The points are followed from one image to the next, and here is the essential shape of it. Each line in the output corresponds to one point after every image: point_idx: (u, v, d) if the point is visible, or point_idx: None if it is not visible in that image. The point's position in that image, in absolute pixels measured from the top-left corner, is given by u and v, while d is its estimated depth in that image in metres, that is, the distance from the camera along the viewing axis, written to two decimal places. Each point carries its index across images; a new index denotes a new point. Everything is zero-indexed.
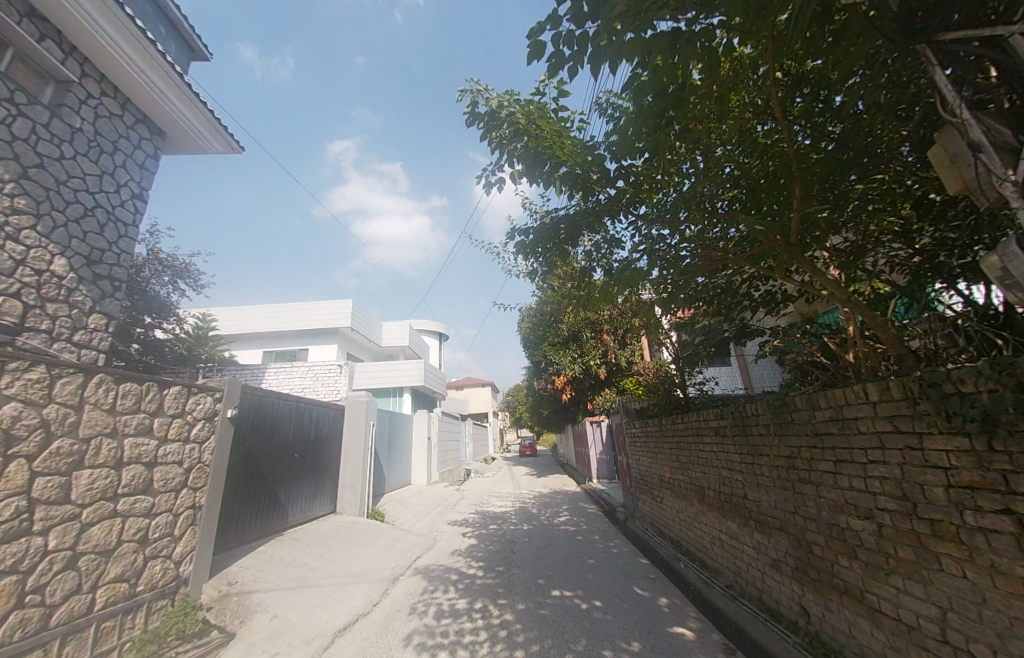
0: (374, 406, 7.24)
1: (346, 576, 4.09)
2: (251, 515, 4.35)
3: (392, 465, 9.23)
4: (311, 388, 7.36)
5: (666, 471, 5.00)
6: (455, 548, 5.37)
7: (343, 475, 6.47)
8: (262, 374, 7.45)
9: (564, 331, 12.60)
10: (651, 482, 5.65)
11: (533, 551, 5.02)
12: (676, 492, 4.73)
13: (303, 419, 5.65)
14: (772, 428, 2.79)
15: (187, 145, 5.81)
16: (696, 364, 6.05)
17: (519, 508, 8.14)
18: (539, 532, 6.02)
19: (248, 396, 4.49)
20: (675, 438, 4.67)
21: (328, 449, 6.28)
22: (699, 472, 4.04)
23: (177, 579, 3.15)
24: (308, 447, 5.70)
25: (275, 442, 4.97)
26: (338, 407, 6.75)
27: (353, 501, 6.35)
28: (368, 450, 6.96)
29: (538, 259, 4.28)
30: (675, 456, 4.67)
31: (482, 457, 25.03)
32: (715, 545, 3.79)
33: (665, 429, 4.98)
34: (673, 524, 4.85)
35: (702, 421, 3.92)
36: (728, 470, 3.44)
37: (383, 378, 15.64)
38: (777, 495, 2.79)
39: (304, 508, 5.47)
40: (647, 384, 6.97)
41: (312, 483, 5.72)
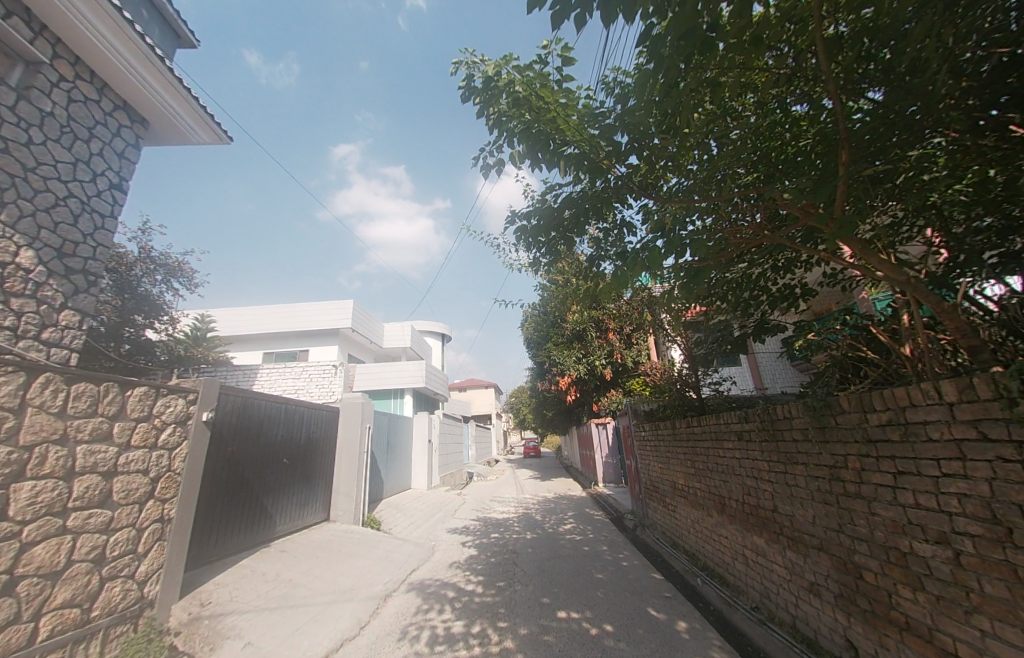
0: (371, 408, 6.92)
1: (333, 593, 3.76)
2: (232, 527, 4.03)
3: (391, 469, 8.89)
4: (304, 389, 7.02)
5: (680, 479, 4.64)
6: (454, 560, 5.02)
7: (337, 480, 6.16)
8: (254, 375, 7.15)
9: (568, 330, 12.26)
10: (663, 489, 5.28)
11: (538, 564, 4.66)
12: (691, 501, 4.37)
13: (294, 421, 5.35)
14: (809, 434, 2.44)
15: (172, 135, 5.52)
16: (710, 363, 5.69)
17: (522, 515, 7.78)
18: (543, 542, 5.65)
19: (230, 398, 4.19)
20: (690, 443, 4.31)
21: (322, 453, 5.97)
22: (718, 481, 3.69)
23: (140, 601, 2.84)
24: (298, 452, 5.39)
25: (261, 447, 4.65)
26: (333, 409, 6.45)
27: (348, 509, 6.03)
28: (365, 454, 6.66)
29: (540, 248, 3.94)
30: (690, 462, 4.31)
31: (485, 459, 24.66)
32: (738, 561, 3.41)
33: (678, 433, 4.63)
34: (689, 536, 4.49)
35: (721, 425, 3.57)
36: (754, 479, 3.08)
37: (384, 380, 15.36)
38: (817, 511, 2.42)
39: (294, 517, 5.15)
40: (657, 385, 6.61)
41: (303, 490, 5.41)
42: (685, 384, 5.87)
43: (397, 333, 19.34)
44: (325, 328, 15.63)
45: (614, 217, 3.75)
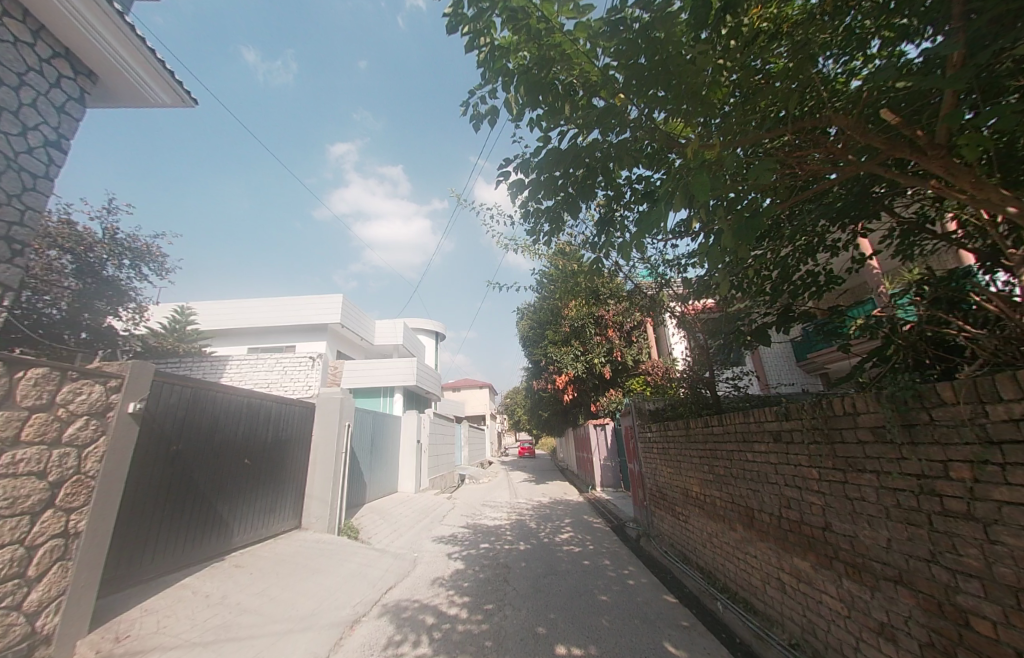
0: (350, 405, 6.30)
1: (290, 619, 3.15)
2: (173, 538, 3.43)
3: (374, 471, 8.23)
4: (277, 383, 6.31)
5: (694, 486, 4.11)
6: (437, 576, 4.42)
7: (310, 483, 5.56)
8: (222, 367, 6.46)
9: (565, 327, 11.73)
10: (672, 497, 4.74)
11: (533, 582, 4.07)
12: (707, 512, 3.83)
13: (260, 417, 4.77)
14: (885, 433, 1.90)
15: (128, 94, 4.90)
16: (729, 357, 5.02)
17: (515, 522, 7.19)
18: (538, 554, 5.07)
19: (174, 387, 3.61)
20: (706, 446, 3.78)
21: (294, 453, 5.38)
22: (743, 490, 3.16)
23: (29, 639, 2.21)
24: (265, 451, 4.80)
25: (216, 445, 4.06)
26: (308, 405, 5.83)
27: (322, 515, 5.44)
28: (344, 454, 6.06)
29: (541, 216, 3.38)
30: (707, 467, 3.78)
31: (478, 460, 24.02)
32: (771, 586, 2.88)
33: (691, 434, 4.10)
34: (704, 552, 3.94)
35: (750, 424, 3.04)
36: (796, 489, 2.54)
37: (375, 377, 14.81)
38: (896, 533, 1.88)
39: (256, 525, 4.55)
40: (662, 382, 6.08)
41: (269, 494, 4.81)
42: (698, 380, 5.21)
43: (389, 330, 18.70)
44: (313, 323, 14.96)
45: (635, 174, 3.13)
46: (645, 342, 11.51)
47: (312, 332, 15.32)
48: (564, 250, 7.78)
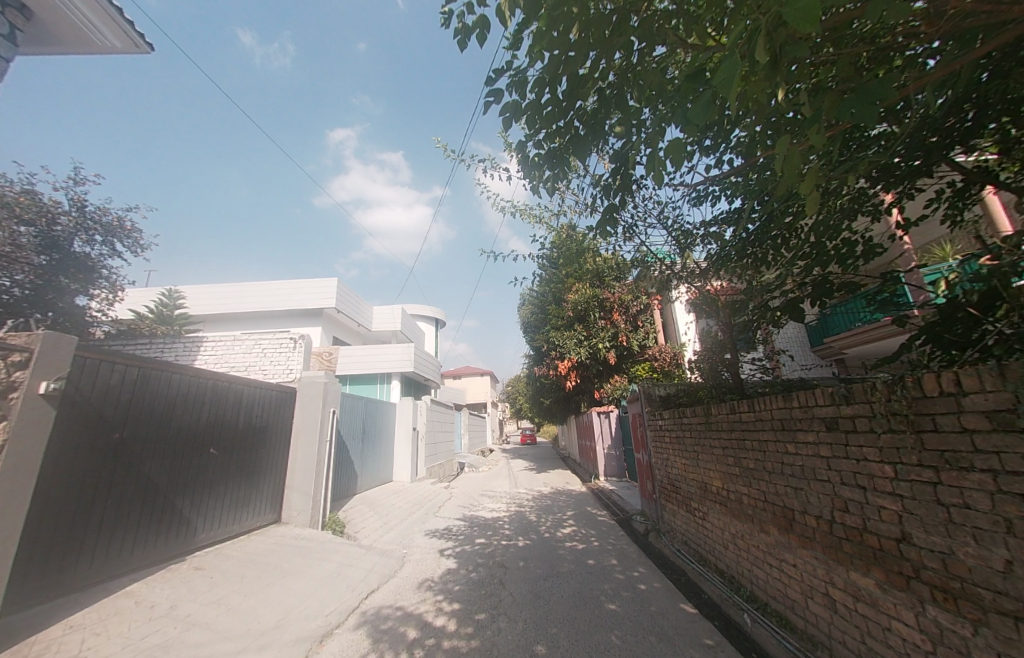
0: (336, 389, 5.85)
1: (246, 634, 2.70)
2: (112, 540, 2.99)
3: (366, 460, 7.78)
4: (256, 365, 5.77)
5: (713, 479, 3.63)
6: (426, 577, 3.99)
7: (292, 474, 5.13)
8: (197, 349, 5.94)
9: (567, 311, 11.23)
10: (687, 491, 4.27)
11: (531, 587, 3.63)
12: (730, 509, 3.36)
13: (230, 402, 4.31)
14: (1015, 421, 1.35)
15: (73, 38, 4.22)
16: (755, 335, 4.36)
17: (514, 514, 6.77)
18: (537, 552, 4.63)
19: (116, 368, 3.14)
20: (732, 435, 3.27)
21: (272, 441, 4.94)
22: (781, 486, 2.67)
23: None
24: (236, 440, 4.35)
25: (173, 433, 3.60)
26: (287, 389, 5.35)
27: (303, 508, 5.01)
28: (329, 442, 5.61)
29: (542, 164, 2.81)
30: (732, 459, 3.29)
31: (478, 448, 23.74)
32: (816, 602, 2.40)
33: (711, 421, 3.61)
34: (726, 554, 3.48)
35: (793, 410, 2.51)
36: (861, 490, 2.03)
37: (371, 363, 14.36)
38: (1022, 556, 1.36)
39: (225, 521, 4.12)
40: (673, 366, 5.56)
41: (241, 487, 4.38)
42: (717, 362, 4.60)
43: (386, 316, 18.17)
44: (307, 308, 14.45)
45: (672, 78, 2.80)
46: (652, 326, 10.96)
47: (306, 318, 14.83)
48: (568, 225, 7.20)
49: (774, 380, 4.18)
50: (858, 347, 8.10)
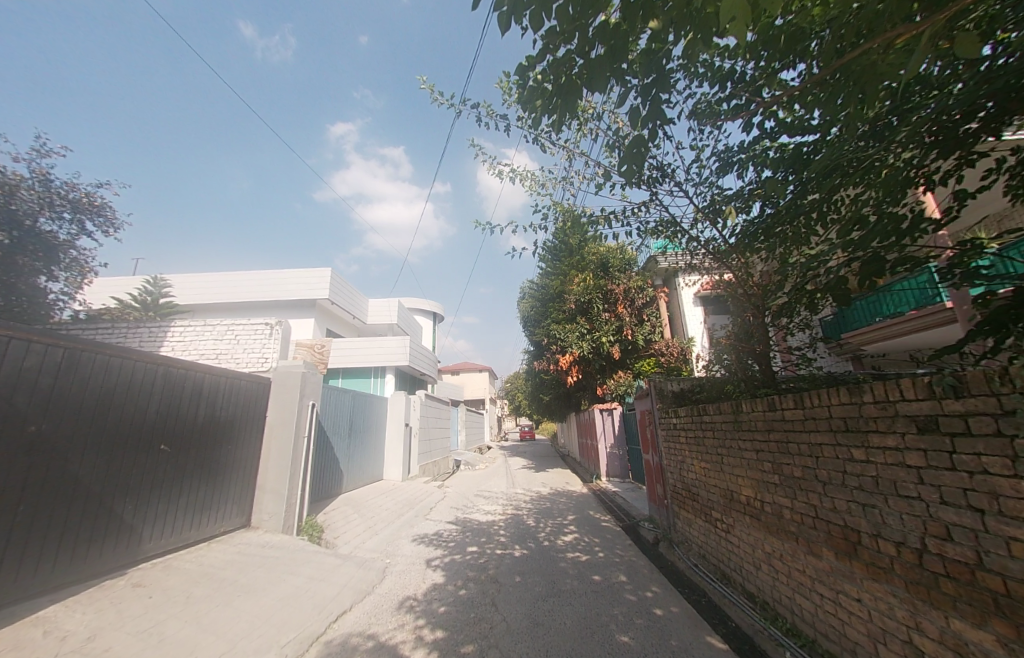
0: (315, 379, 5.33)
1: None
2: (25, 551, 2.49)
3: (352, 458, 7.25)
4: (227, 354, 5.23)
5: (743, 487, 3.11)
6: (408, 595, 3.47)
7: (264, 473, 4.62)
8: (163, 334, 5.40)
9: (570, 303, 10.71)
10: (707, 499, 3.75)
11: (528, 610, 3.10)
12: (764, 524, 2.84)
13: (188, 392, 3.78)
14: None
15: None
16: (792, 318, 3.68)
17: (510, 518, 6.25)
18: (535, 564, 4.12)
19: (34, 348, 2.62)
20: (770, 437, 2.75)
21: (241, 437, 4.42)
22: (843, 502, 2.14)
23: None
24: (196, 435, 3.83)
25: (112, 426, 3.08)
26: (261, 380, 4.83)
27: (275, 511, 4.50)
28: (308, 438, 5.09)
29: (550, 97, 2.27)
30: (769, 466, 2.77)
31: (476, 444, 23.31)
32: (890, 649, 1.88)
33: (741, 420, 3.09)
34: (758, 574, 2.96)
35: (864, 406, 1.98)
36: (974, 513, 1.51)
37: (365, 356, 13.86)
38: None
39: (180, 527, 3.61)
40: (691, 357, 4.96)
41: (201, 488, 3.86)
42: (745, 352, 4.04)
43: (382, 309, 17.62)
44: (298, 298, 13.91)
45: (720, 64, 3.70)
46: (658, 320, 10.45)
47: (298, 308, 14.30)
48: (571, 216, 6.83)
49: (809, 374, 3.60)
50: (878, 343, 7.62)
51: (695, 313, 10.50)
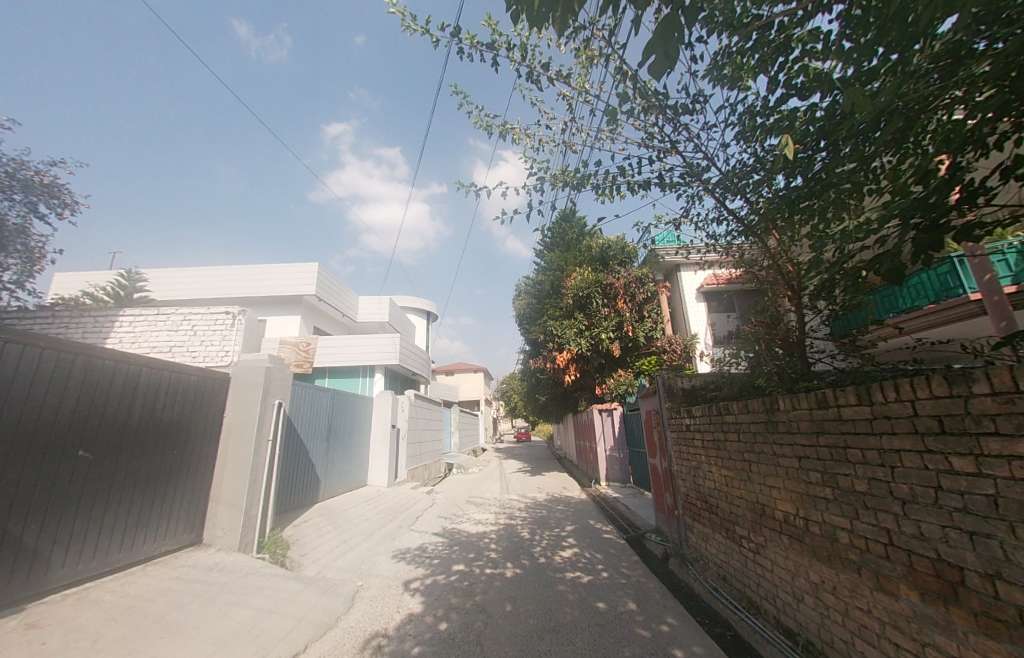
0: (284, 375, 4.79)
1: None
2: None
3: (330, 463, 6.66)
4: (182, 346, 4.65)
5: (779, 501, 2.57)
6: (377, 629, 2.89)
7: (220, 481, 4.05)
8: (110, 324, 4.79)
9: (568, 299, 10.22)
10: (729, 512, 3.22)
11: (520, 651, 2.54)
12: (809, 547, 2.31)
13: (116, 389, 3.19)
14: None
15: None
16: (832, 300, 3.06)
17: (503, 529, 5.68)
18: (529, 587, 3.55)
19: None
20: (819, 442, 2.21)
21: (189, 441, 3.83)
22: (938, 527, 1.61)
23: None
24: (128, 439, 3.24)
25: (6, 428, 2.48)
26: (219, 375, 4.26)
27: (231, 525, 3.92)
28: (272, 442, 4.52)
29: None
30: (817, 476, 2.24)
31: (470, 447, 22.78)
32: None
33: (777, 420, 2.57)
34: (800, 609, 2.43)
35: (973, 401, 1.45)
36: None
37: (353, 355, 13.25)
38: None
39: (105, 548, 3.01)
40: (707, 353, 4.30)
41: (135, 501, 3.26)
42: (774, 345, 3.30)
43: (374, 307, 17.04)
44: (283, 293, 13.28)
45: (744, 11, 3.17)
46: (660, 316, 9.97)
47: (283, 304, 13.66)
48: (567, 212, 6.34)
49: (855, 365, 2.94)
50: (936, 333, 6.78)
51: (698, 309, 10.03)
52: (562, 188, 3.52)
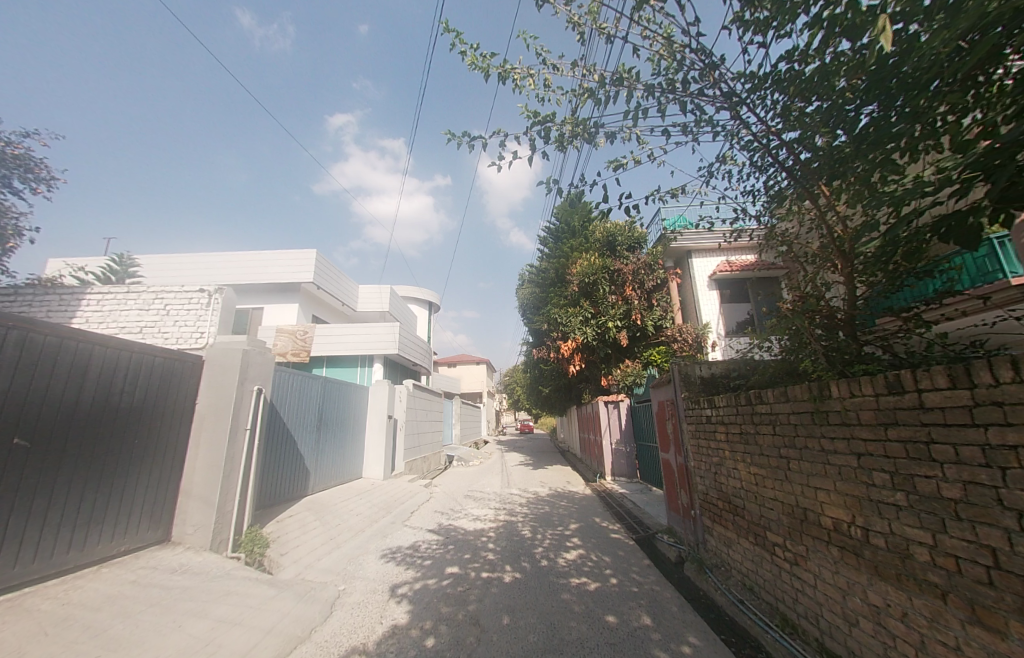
0: (262, 361, 4.39)
1: None
2: None
3: (322, 454, 6.31)
4: (154, 327, 4.28)
5: (829, 506, 2.16)
6: (353, 646, 2.52)
7: (192, 473, 3.70)
8: (78, 302, 4.43)
9: (573, 286, 9.75)
10: (759, 516, 2.81)
11: None
12: (870, 563, 1.90)
13: (61, 369, 2.81)
14: None
15: None
16: (883, 273, 2.52)
17: (503, 526, 5.31)
18: (530, 595, 3.17)
19: None
20: (889, 436, 1.78)
21: (154, 429, 3.48)
22: None
23: None
24: (77, 425, 2.87)
25: None
26: (188, 358, 3.88)
27: (203, 521, 3.57)
28: (250, 430, 4.16)
29: None
30: (883, 478, 1.82)
31: (472, 439, 22.54)
32: None
33: (829, 410, 2.14)
34: (853, 635, 2.03)
35: None
36: None
37: (352, 344, 12.89)
38: None
39: (50, 548, 2.65)
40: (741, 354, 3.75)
41: (87, 495, 2.91)
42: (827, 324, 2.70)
43: (374, 297, 16.68)
44: (280, 281, 12.91)
45: None
46: (670, 304, 9.48)
47: (279, 292, 13.28)
48: (572, 197, 5.92)
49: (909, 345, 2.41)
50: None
51: (711, 298, 9.48)
52: (569, 141, 3.06)
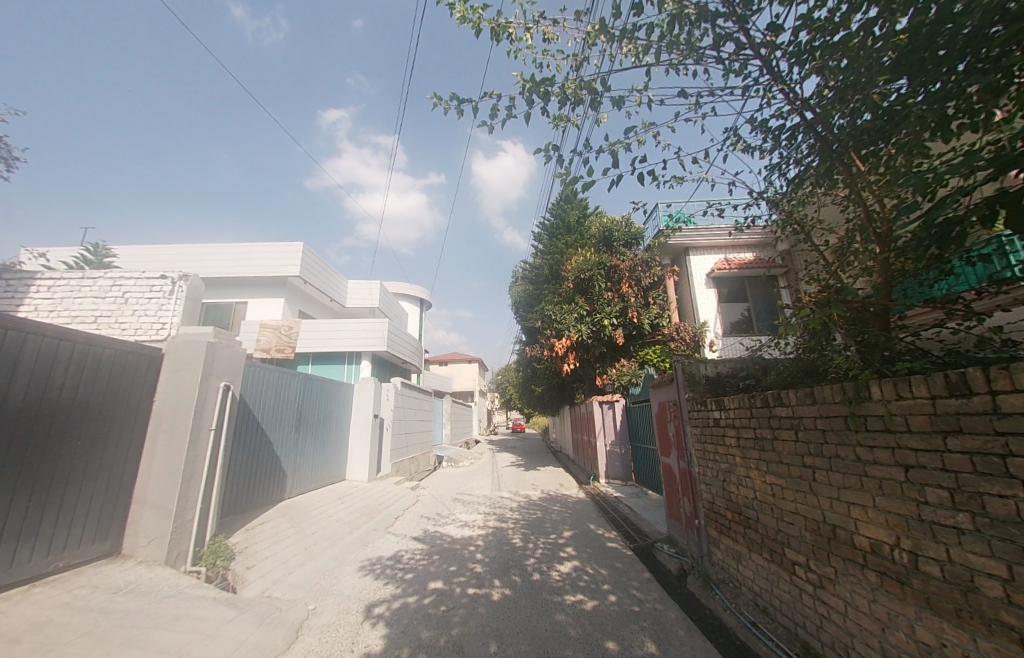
0: (226, 357, 3.98)
1: None
2: None
3: (300, 455, 5.93)
4: (109, 316, 3.89)
5: (866, 525, 1.88)
6: None
7: (147, 477, 3.33)
8: (25, 288, 4.01)
9: (568, 283, 9.46)
10: (776, 531, 2.54)
11: None
12: (918, 594, 1.63)
13: None
14: None
15: None
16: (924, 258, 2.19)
17: (492, 534, 5.00)
18: (520, 615, 2.86)
19: None
20: (950, 447, 1.50)
21: (102, 429, 3.10)
22: None
23: None
24: (5, 423, 2.49)
25: None
26: (145, 350, 3.49)
27: (158, 531, 3.20)
28: (215, 431, 3.79)
29: None
30: (939, 495, 1.55)
31: (463, 439, 22.23)
32: None
33: (867, 415, 1.86)
34: None
35: None
36: None
37: (339, 340, 12.48)
38: None
39: None
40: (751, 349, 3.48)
41: (18, 503, 2.53)
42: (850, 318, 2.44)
43: (363, 292, 16.25)
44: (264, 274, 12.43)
45: None
46: (666, 303, 9.25)
47: (264, 285, 12.80)
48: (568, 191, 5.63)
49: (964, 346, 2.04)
50: None
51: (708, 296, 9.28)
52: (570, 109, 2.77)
